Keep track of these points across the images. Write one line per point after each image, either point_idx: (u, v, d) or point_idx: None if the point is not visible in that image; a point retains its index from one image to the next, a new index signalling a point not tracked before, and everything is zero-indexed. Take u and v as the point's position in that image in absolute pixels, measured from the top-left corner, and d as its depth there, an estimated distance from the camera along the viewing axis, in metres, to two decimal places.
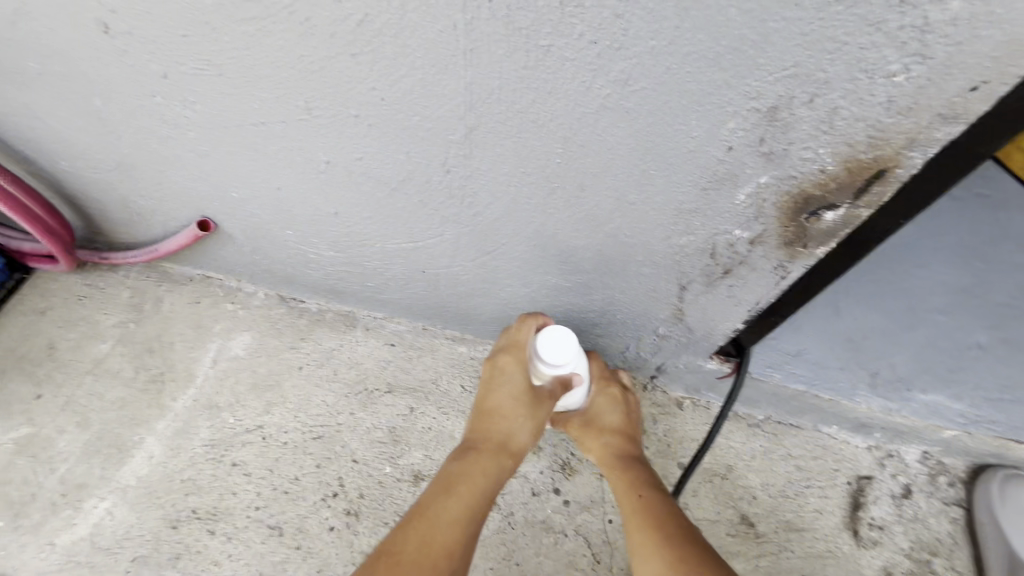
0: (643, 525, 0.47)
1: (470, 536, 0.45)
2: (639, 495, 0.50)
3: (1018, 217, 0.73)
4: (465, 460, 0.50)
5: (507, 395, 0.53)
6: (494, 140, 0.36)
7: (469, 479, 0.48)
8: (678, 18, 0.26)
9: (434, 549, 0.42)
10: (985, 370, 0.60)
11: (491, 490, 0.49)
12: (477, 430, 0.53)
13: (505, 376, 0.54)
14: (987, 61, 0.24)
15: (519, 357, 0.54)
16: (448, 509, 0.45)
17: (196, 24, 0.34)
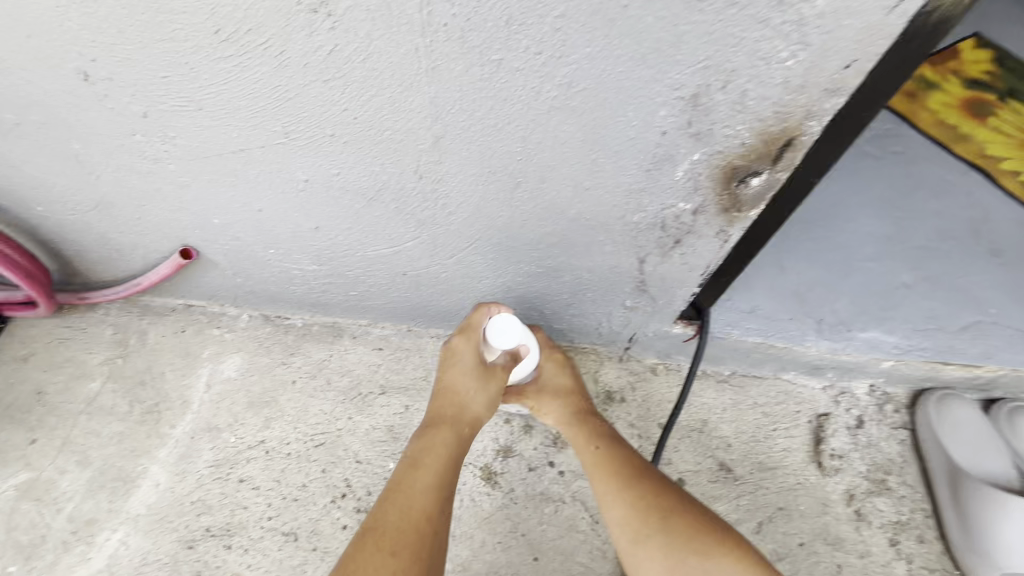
0: (605, 463, 0.54)
1: (443, 500, 0.50)
2: (595, 442, 0.56)
3: (928, 169, 0.82)
4: (427, 436, 0.54)
5: (458, 374, 0.58)
6: (460, 146, 0.40)
7: (433, 451, 0.53)
8: (606, 28, 0.31)
9: (415, 518, 0.47)
10: (913, 305, 0.68)
11: (454, 455, 0.54)
12: (435, 406, 0.57)
13: (456, 356, 0.59)
14: (854, 43, 0.30)
15: (468, 338, 0.59)
16: (419, 482, 0.50)
17: (174, 67, 0.37)
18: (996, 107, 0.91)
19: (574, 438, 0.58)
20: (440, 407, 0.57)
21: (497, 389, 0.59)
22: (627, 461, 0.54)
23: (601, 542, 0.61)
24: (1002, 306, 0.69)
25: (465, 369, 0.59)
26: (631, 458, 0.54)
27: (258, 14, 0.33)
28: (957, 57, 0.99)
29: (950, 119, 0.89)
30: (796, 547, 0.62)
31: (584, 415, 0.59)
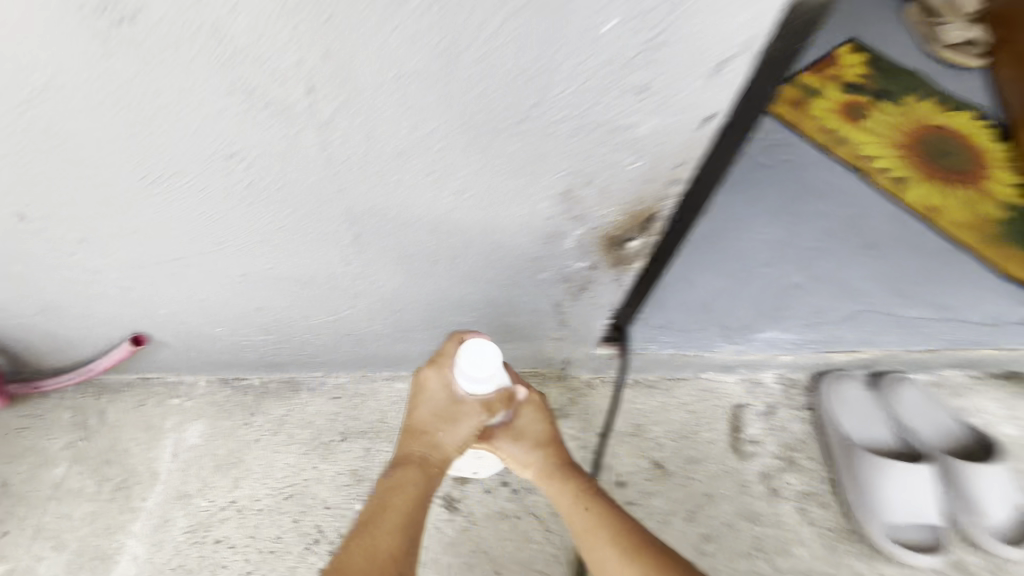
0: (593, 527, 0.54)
1: (410, 542, 0.48)
2: (582, 501, 0.56)
3: (813, 174, 0.92)
4: (396, 475, 0.52)
5: (429, 408, 0.54)
6: (378, 239, 0.46)
7: (401, 490, 0.51)
8: (480, 155, 0.37)
9: (380, 561, 0.45)
10: (803, 303, 0.79)
11: (421, 501, 0.51)
12: (406, 443, 0.55)
13: (428, 390, 0.55)
14: (678, 152, 0.38)
15: (440, 372, 0.54)
16: (387, 522, 0.48)
17: (107, 204, 0.41)
18: (870, 110, 1.03)
19: (562, 500, 0.57)
20: (408, 450, 0.54)
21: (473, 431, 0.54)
22: (616, 523, 0.53)
23: (555, 548, 0.69)
24: (877, 294, 0.80)
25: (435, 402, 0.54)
26: (620, 518, 0.54)
27: (179, 163, 0.38)
28: (836, 64, 1.11)
29: (831, 125, 1.00)
30: (722, 527, 0.72)
31: (566, 469, 0.59)
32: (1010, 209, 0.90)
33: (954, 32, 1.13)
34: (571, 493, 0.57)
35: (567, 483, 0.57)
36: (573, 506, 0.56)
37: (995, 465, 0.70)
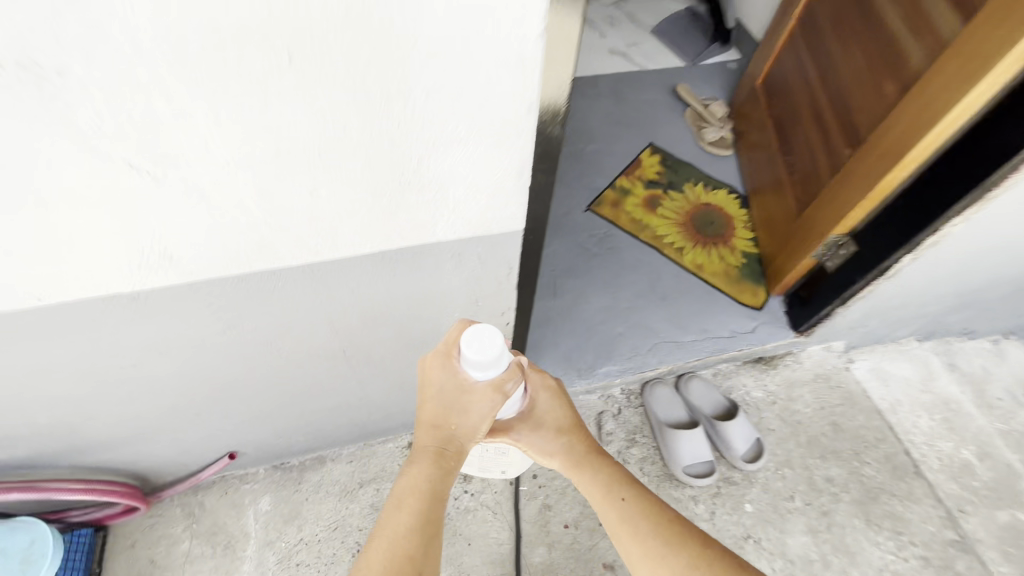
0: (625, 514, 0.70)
1: (423, 535, 0.61)
2: (614, 491, 0.71)
3: (626, 255, 1.47)
4: (414, 471, 0.65)
5: (438, 401, 0.66)
6: (373, 383, 0.93)
7: (417, 486, 0.63)
8: (415, 350, 0.85)
9: (399, 554, 0.58)
10: (623, 344, 1.31)
11: (441, 495, 0.64)
12: (423, 437, 0.67)
13: (434, 383, 0.67)
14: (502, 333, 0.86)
15: (447, 366, 0.67)
16: (403, 522, 0.61)
17: (240, 400, 0.85)
18: (662, 199, 1.59)
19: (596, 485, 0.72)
20: (434, 448, 0.66)
21: (486, 414, 0.65)
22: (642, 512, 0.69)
23: (501, 521, 1.16)
24: (668, 329, 1.34)
25: (443, 395, 0.67)
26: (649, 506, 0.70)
27: (280, 379, 0.82)
28: (640, 166, 1.66)
29: (638, 215, 1.55)
30: None
31: (587, 458, 0.74)
32: (745, 257, 1.49)
33: (709, 131, 1.74)
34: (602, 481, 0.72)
35: (595, 472, 0.72)
36: (605, 496, 0.71)
37: (738, 417, 1.25)
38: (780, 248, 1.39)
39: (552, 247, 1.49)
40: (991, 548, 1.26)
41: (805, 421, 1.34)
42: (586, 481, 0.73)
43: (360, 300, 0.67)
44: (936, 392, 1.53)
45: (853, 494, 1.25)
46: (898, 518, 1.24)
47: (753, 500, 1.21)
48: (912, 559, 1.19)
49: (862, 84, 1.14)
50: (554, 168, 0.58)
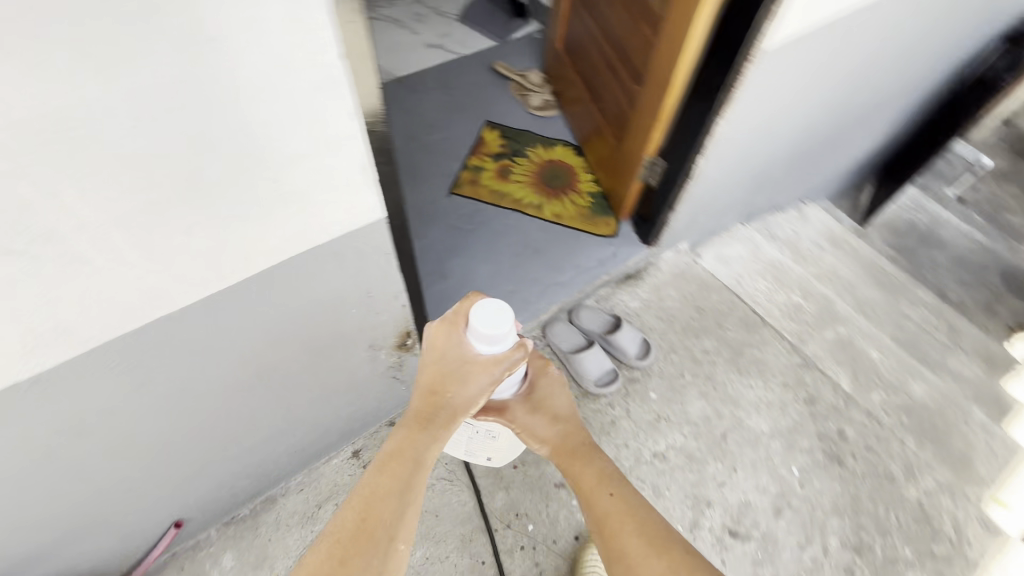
0: (610, 508, 0.95)
1: (400, 492, 0.75)
2: (606, 487, 0.98)
3: (495, 223, 1.65)
4: (407, 435, 0.80)
5: (440, 371, 0.83)
6: (299, 401, 0.98)
7: (406, 449, 0.79)
8: (328, 355, 0.92)
9: (376, 508, 0.73)
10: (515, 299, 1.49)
11: (429, 458, 0.79)
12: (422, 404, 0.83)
13: (441, 355, 0.84)
14: (402, 317, 0.97)
15: (454, 340, 0.83)
16: (384, 483, 0.76)
17: (171, 460, 0.87)
18: (510, 167, 1.79)
19: (591, 476, 1.00)
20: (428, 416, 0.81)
21: (483, 382, 0.81)
22: (623, 509, 0.94)
23: (458, 485, 1.28)
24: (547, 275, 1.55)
25: (446, 367, 0.83)
26: (628, 502, 0.95)
27: (205, 425, 0.85)
28: (483, 144, 1.85)
29: (494, 186, 1.74)
30: None
31: (580, 455, 1.04)
32: (591, 196, 1.75)
33: (532, 98, 1.98)
34: (596, 474, 1.00)
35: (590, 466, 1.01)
36: (599, 487, 0.98)
37: (622, 327, 1.50)
38: (614, 180, 1.66)
39: (430, 235, 1.61)
40: (825, 360, 1.65)
41: (675, 312, 1.62)
42: (582, 472, 1.01)
43: (263, 320, 0.74)
44: (762, 259, 1.93)
45: (724, 355, 1.56)
46: (759, 361, 1.57)
47: (654, 388, 1.46)
48: (777, 387, 1.52)
49: (631, 31, 1.39)
50: (394, 160, 0.70)
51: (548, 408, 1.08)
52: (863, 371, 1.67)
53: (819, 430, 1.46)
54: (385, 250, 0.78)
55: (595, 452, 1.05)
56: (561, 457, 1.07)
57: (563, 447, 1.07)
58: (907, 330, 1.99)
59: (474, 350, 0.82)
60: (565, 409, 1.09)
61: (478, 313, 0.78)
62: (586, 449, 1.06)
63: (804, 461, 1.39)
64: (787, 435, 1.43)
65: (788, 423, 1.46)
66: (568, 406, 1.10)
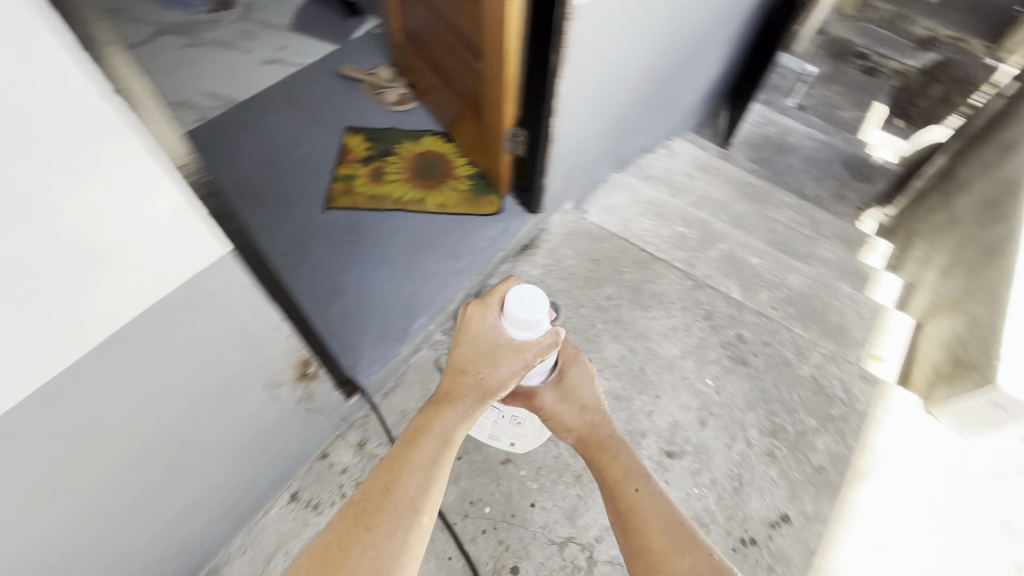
0: (639, 499, 0.91)
1: (418, 466, 0.75)
2: (634, 482, 0.94)
3: (381, 227, 1.62)
4: (432, 411, 0.83)
5: (474, 354, 0.90)
6: (204, 462, 0.92)
7: (430, 425, 0.81)
8: (219, 407, 0.87)
9: (394, 481, 0.73)
10: (418, 296, 1.49)
11: (456, 430, 0.81)
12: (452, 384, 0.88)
13: (476, 341, 0.92)
14: (291, 347, 0.94)
15: (490, 328, 0.93)
16: (404, 458, 0.76)
17: (64, 568, 0.78)
18: (382, 168, 1.76)
19: (619, 466, 0.98)
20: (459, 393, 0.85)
21: (512, 362, 0.89)
22: (650, 504, 0.90)
23: None
24: (444, 266, 1.57)
25: (481, 351, 0.91)
26: (658, 495, 0.91)
27: (93, 519, 0.78)
28: (348, 151, 1.80)
29: (370, 191, 1.70)
30: None
31: (608, 446, 1.03)
32: (469, 178, 1.76)
33: (388, 94, 1.95)
34: (624, 467, 0.97)
35: (618, 459, 0.99)
36: (626, 482, 0.94)
37: None
38: (486, 158, 1.69)
39: (316, 255, 1.55)
40: (712, 276, 1.83)
41: (575, 269, 1.71)
42: (610, 462, 0.99)
43: (117, 390, 0.67)
44: (642, 200, 2.07)
45: (626, 296, 1.67)
46: (658, 294, 1.69)
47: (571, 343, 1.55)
48: (678, 312, 1.65)
49: (458, 9, 1.39)
50: (220, 190, 0.66)
51: (575, 398, 1.10)
52: (747, 277, 1.86)
53: (722, 340, 1.60)
54: (244, 283, 0.75)
55: (622, 445, 1.02)
56: (588, 448, 1.05)
57: (592, 436, 1.06)
58: (776, 232, 2.24)
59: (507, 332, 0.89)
60: (592, 403, 1.10)
61: (515, 297, 0.89)
62: (614, 443, 1.04)
63: (715, 370, 1.53)
64: (696, 352, 1.56)
65: (694, 342, 1.59)
66: (595, 401, 1.11)
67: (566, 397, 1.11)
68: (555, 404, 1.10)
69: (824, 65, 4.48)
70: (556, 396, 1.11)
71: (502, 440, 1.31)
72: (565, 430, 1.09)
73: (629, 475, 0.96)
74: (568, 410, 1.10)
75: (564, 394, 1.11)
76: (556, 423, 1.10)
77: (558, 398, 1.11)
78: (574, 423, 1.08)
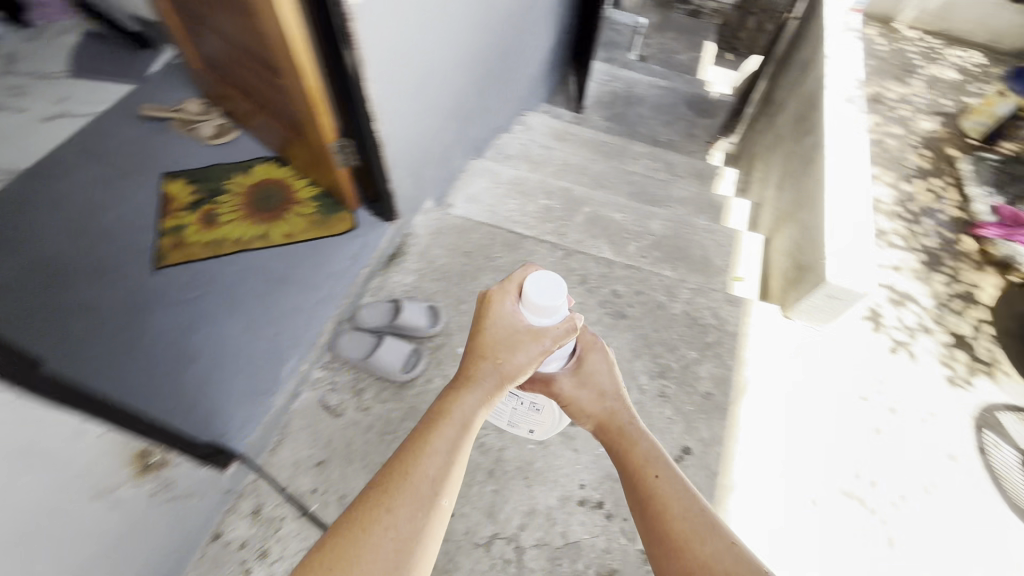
0: (658, 485, 0.94)
1: (440, 451, 0.76)
2: (652, 469, 0.98)
3: (225, 275, 1.49)
4: (454, 395, 0.83)
5: (493, 339, 0.89)
6: None
7: (453, 409, 0.81)
8: (37, 543, 0.73)
9: (416, 469, 0.73)
10: (281, 338, 1.40)
11: (474, 416, 0.81)
12: (471, 369, 0.88)
13: (495, 326, 0.90)
14: (112, 443, 0.84)
15: (507, 315, 0.90)
16: (427, 442, 0.77)
17: None
18: (213, 211, 1.61)
19: (638, 449, 1.02)
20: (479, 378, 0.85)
21: (529, 352, 0.87)
22: (667, 491, 0.93)
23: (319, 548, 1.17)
24: (304, 300, 1.47)
25: (500, 336, 0.89)
26: (675, 482, 0.94)
27: None
28: (169, 200, 1.63)
29: (204, 239, 1.55)
30: (367, 445, 1.32)
31: (627, 430, 1.06)
32: (314, 199, 1.66)
33: (203, 128, 1.77)
34: (643, 451, 1.01)
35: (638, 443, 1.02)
36: (645, 468, 0.98)
37: (403, 307, 1.49)
38: (324, 176, 1.59)
39: (156, 322, 1.39)
40: (578, 241, 1.91)
41: (448, 266, 1.68)
42: (628, 445, 1.03)
43: None
44: (502, 181, 2.09)
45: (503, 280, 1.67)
46: (533, 270, 1.72)
47: (459, 341, 1.52)
48: None
49: (240, 28, 1.28)
50: None
51: (593, 384, 1.12)
52: (611, 234, 1.96)
53: (600, 299, 1.67)
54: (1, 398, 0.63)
55: (641, 432, 1.05)
56: (608, 433, 1.08)
57: (614, 420, 1.09)
58: (634, 183, 2.37)
59: (526, 320, 0.88)
60: (608, 389, 1.13)
61: (534, 285, 0.87)
62: (631, 430, 1.07)
63: (598, 330, 1.59)
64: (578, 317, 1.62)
65: (575, 309, 1.64)
66: (613, 388, 1.12)
67: (585, 382, 1.13)
68: (574, 390, 1.11)
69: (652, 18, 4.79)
70: (576, 381, 1.12)
71: (520, 427, 1.28)
72: (584, 415, 1.11)
73: (649, 461, 0.99)
74: (586, 395, 1.12)
75: (583, 380, 1.12)
76: (575, 409, 1.11)
77: (576, 384, 1.12)
78: (593, 409, 1.10)
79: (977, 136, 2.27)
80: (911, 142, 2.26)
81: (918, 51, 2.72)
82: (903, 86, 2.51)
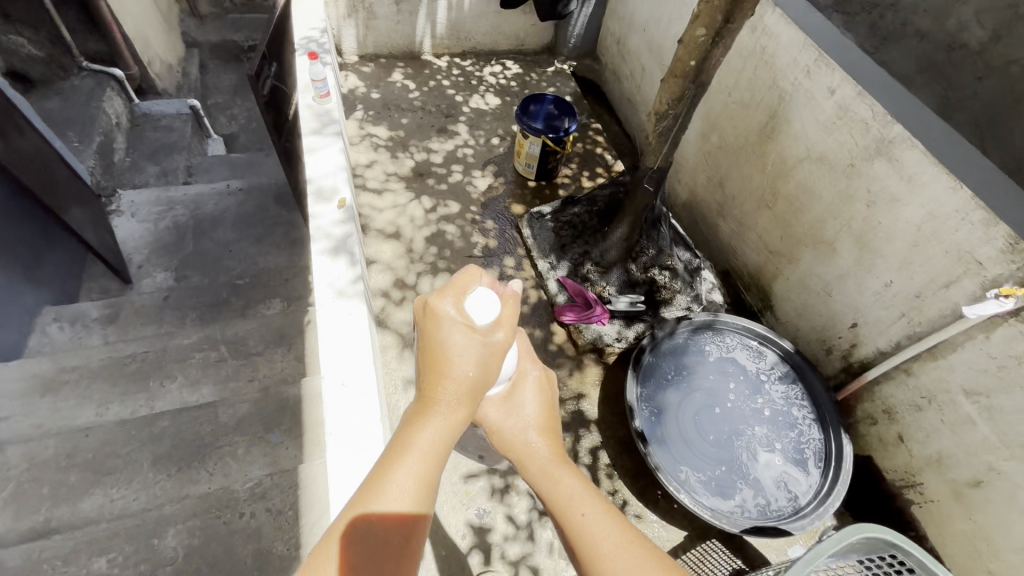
0: (584, 529, 0.75)
1: (414, 486, 0.71)
2: (580, 506, 0.77)
3: None
4: (412, 424, 0.74)
5: (444, 343, 0.77)
6: None
7: (407, 440, 0.73)
8: None
9: (391, 516, 0.70)
10: None
11: (433, 447, 0.73)
12: (427, 388, 0.76)
13: (442, 328, 0.77)
14: None
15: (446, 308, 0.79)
16: (393, 470, 0.71)
17: None
18: None
19: (560, 469, 0.82)
20: (438, 402, 0.75)
21: (487, 352, 0.77)
22: (594, 538, 0.74)
23: None
24: None
25: (455, 338, 0.77)
26: (605, 523, 0.75)
27: None
28: None
29: None
30: None
31: (556, 456, 0.84)
32: None
33: None
34: (557, 480, 0.80)
35: (568, 468, 0.82)
36: (570, 505, 0.77)
37: None
38: None
39: None
40: None
41: None
42: (555, 478, 0.80)
43: None
44: None
45: None
46: None
47: None
48: None
49: None
50: None
51: (518, 413, 0.89)
52: None
53: None
54: None
55: (567, 462, 0.83)
56: (530, 473, 0.84)
57: (535, 453, 0.85)
58: (162, 431, 1.58)
59: (470, 324, 0.79)
60: (530, 420, 0.88)
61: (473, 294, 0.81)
62: (555, 465, 0.83)
63: None
64: None
65: None
66: (536, 418, 0.89)
67: (511, 411, 0.89)
68: (502, 422, 0.88)
69: (224, 99, 4.00)
70: (503, 408, 0.89)
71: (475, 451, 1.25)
72: (506, 452, 0.87)
73: (570, 497, 0.78)
74: (518, 423, 0.88)
75: (508, 407, 0.90)
76: (497, 439, 0.87)
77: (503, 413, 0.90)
78: (512, 440, 0.86)
79: (533, 177, 2.01)
80: (472, 217, 1.89)
81: (453, 81, 2.35)
82: (448, 139, 2.12)
